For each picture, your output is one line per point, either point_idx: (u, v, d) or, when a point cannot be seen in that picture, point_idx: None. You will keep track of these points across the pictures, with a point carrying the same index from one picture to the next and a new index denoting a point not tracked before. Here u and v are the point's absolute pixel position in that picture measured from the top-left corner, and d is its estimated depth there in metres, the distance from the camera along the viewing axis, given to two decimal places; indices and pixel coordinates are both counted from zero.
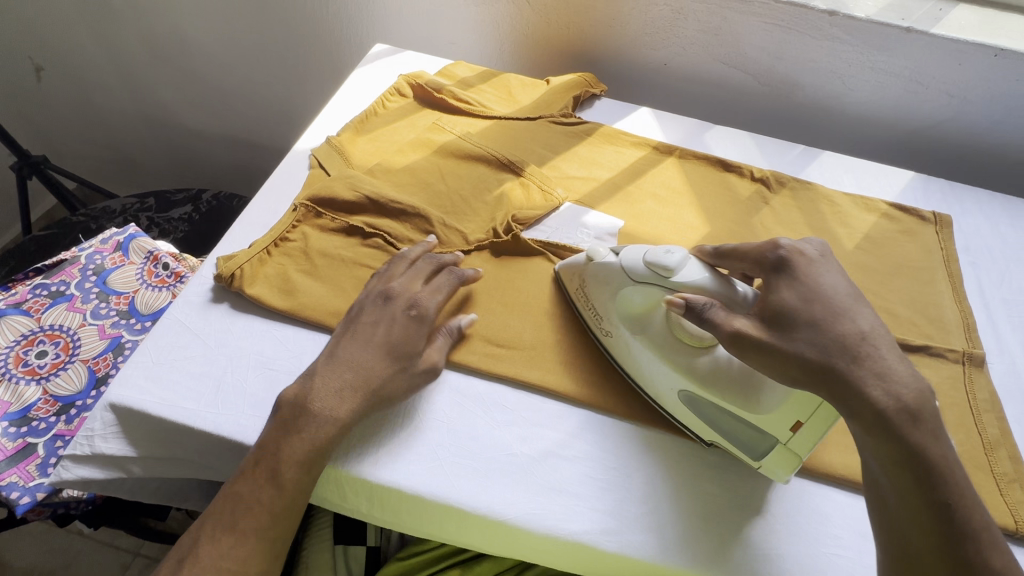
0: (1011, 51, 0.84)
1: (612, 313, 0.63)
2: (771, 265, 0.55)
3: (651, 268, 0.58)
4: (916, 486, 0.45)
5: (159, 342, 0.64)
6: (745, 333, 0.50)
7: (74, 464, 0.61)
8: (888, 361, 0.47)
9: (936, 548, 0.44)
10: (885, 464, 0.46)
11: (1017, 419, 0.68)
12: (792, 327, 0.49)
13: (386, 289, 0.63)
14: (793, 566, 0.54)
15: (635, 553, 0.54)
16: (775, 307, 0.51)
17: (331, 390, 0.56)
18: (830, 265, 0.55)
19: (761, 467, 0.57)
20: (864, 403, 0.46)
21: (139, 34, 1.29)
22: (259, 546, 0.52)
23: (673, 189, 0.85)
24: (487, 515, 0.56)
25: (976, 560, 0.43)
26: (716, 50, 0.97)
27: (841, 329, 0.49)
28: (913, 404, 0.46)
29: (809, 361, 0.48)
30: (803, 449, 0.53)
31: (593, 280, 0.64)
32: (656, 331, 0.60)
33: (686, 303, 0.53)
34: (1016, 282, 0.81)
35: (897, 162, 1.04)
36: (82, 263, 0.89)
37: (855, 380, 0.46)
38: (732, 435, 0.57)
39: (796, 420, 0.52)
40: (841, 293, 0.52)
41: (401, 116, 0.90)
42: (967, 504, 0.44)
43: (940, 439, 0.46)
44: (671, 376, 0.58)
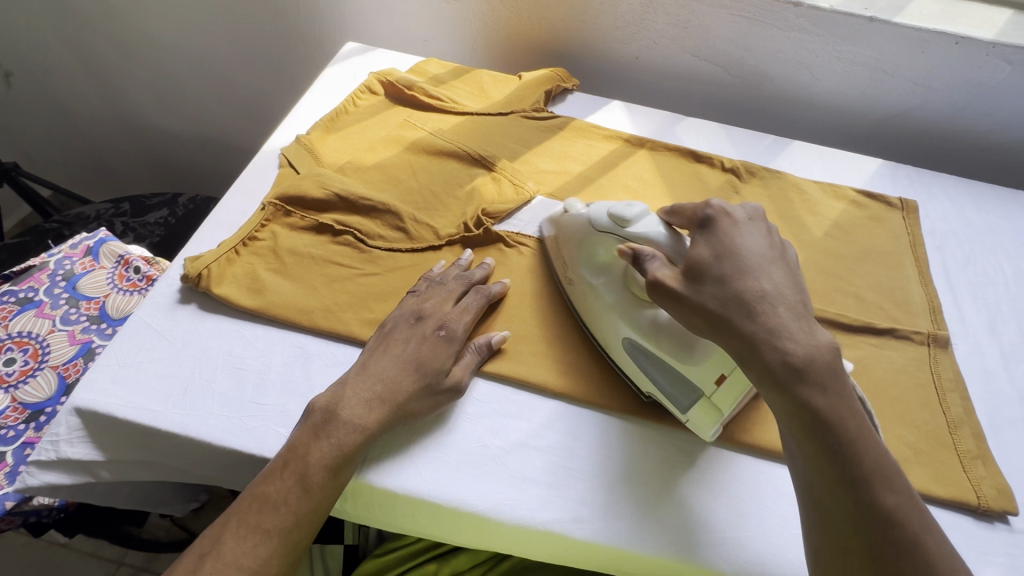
0: (971, 38, 0.86)
1: (577, 262, 0.66)
2: (699, 223, 0.59)
3: (612, 220, 0.62)
4: (807, 434, 0.47)
5: (126, 344, 0.64)
6: (662, 282, 0.54)
7: (39, 470, 0.60)
8: (783, 318, 0.50)
9: (833, 491, 0.46)
10: (782, 414, 0.49)
11: (980, 397, 0.69)
12: (701, 281, 0.53)
13: (419, 308, 0.64)
14: (761, 547, 0.55)
15: (606, 541, 0.55)
16: (693, 262, 0.54)
17: (360, 400, 0.57)
18: (755, 228, 0.57)
19: (688, 421, 0.58)
20: (755, 354, 0.49)
21: (108, 37, 1.27)
22: (279, 546, 0.52)
23: (645, 180, 0.86)
24: (458, 507, 0.56)
25: (869, 500, 0.45)
26: (686, 42, 0.98)
27: (744, 286, 0.51)
28: (802, 358, 0.48)
29: (708, 312, 0.51)
30: (727, 404, 0.56)
31: (564, 233, 0.69)
32: (614, 280, 0.63)
33: (633, 252, 0.58)
34: (980, 264, 0.83)
35: (868, 150, 1.06)
36: (51, 268, 0.88)
37: (746, 332, 0.49)
38: (662, 386, 0.59)
39: (721, 373, 0.56)
40: (755, 254, 0.54)
41: (373, 113, 0.90)
42: (863, 449, 0.46)
43: (831, 392, 0.47)
44: (616, 323, 0.61)
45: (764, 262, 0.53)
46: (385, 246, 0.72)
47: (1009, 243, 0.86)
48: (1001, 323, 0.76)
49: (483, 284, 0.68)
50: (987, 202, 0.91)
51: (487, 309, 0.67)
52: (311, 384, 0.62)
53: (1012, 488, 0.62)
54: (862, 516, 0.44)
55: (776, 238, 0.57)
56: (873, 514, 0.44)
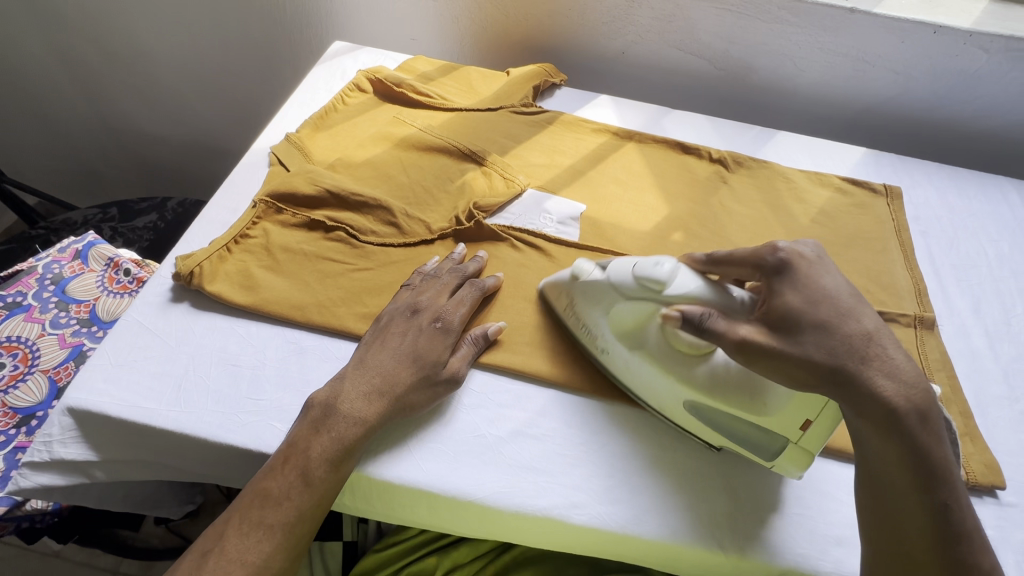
0: (949, 27, 0.88)
1: (606, 331, 0.60)
2: (772, 268, 0.53)
3: (641, 284, 0.56)
4: (918, 485, 0.45)
5: (118, 344, 0.63)
6: (752, 342, 0.49)
7: (32, 471, 0.60)
8: (895, 357, 0.47)
9: (930, 547, 0.44)
10: (887, 462, 0.47)
11: (967, 376, 0.71)
12: (799, 332, 0.48)
13: (414, 302, 0.64)
14: (757, 528, 0.55)
15: (605, 525, 0.55)
16: (782, 312, 0.50)
17: (359, 394, 0.57)
18: (830, 266, 0.53)
19: (775, 466, 0.57)
20: (877, 401, 0.46)
21: (92, 41, 1.26)
22: (283, 541, 0.52)
23: (633, 172, 0.87)
24: (457, 497, 0.56)
25: (966, 560, 0.43)
26: (672, 36, 0.99)
27: (850, 329, 0.48)
28: (920, 401, 0.46)
29: (819, 365, 0.47)
30: (815, 445, 0.53)
31: (582, 297, 0.62)
32: (653, 345, 0.57)
33: (682, 315, 0.51)
34: (963, 247, 0.85)
35: (851, 139, 1.07)
36: (39, 273, 0.88)
37: (866, 381, 0.46)
38: (742, 438, 0.57)
39: (806, 418, 0.52)
40: (844, 294, 0.51)
41: (362, 111, 0.90)
42: (963, 506, 0.45)
43: (942, 442, 0.46)
44: (675, 389, 0.56)
45: (859, 302, 0.50)
46: (377, 241, 0.72)
47: (990, 227, 0.87)
48: (984, 304, 0.78)
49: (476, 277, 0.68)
50: (968, 188, 0.93)
51: (480, 301, 0.67)
52: (306, 379, 0.62)
53: (999, 463, 0.63)
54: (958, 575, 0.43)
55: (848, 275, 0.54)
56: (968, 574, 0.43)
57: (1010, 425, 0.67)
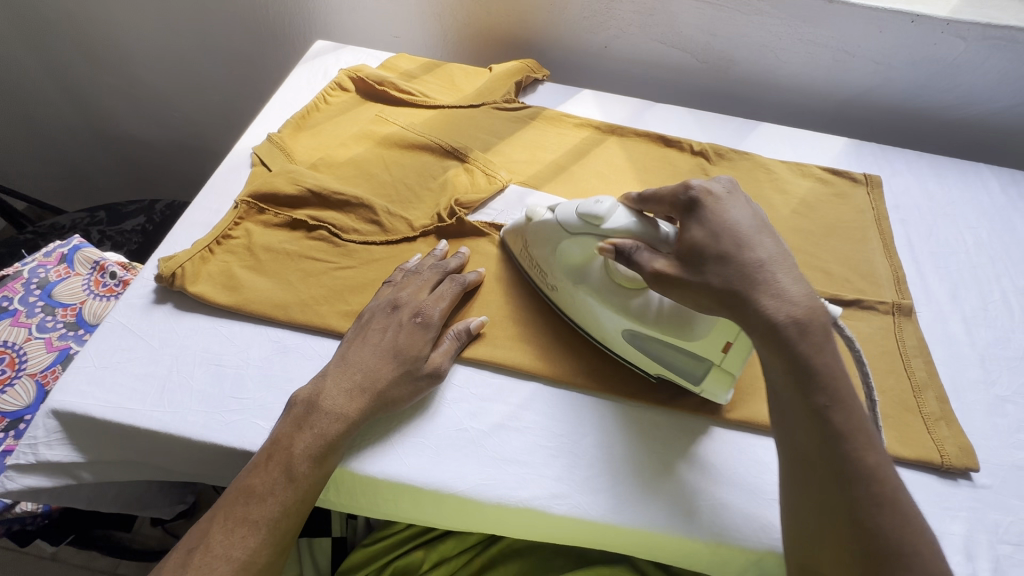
0: (926, 15, 0.89)
1: (554, 267, 0.64)
2: (684, 205, 0.56)
3: (583, 220, 0.60)
4: (799, 391, 0.48)
5: (102, 346, 0.64)
6: (664, 273, 0.53)
7: (19, 474, 0.60)
8: (783, 282, 0.50)
9: (821, 448, 0.47)
10: (777, 371, 0.50)
11: (944, 362, 0.72)
12: (702, 262, 0.52)
13: (394, 298, 0.64)
14: (737, 516, 0.56)
15: (584, 515, 0.56)
16: (689, 246, 0.53)
17: (340, 389, 0.58)
18: (738, 200, 0.56)
19: (703, 392, 0.61)
20: (758, 318, 0.49)
21: (75, 44, 1.26)
22: (268, 537, 0.52)
23: (615, 166, 0.88)
24: (440, 490, 0.57)
25: (850, 456, 0.46)
26: (654, 30, 1.00)
27: (743, 258, 0.51)
28: (803, 316, 0.49)
29: (716, 292, 0.51)
30: (736, 365, 0.58)
31: (534, 237, 0.66)
32: (595, 279, 0.62)
33: (615, 248, 0.55)
34: (942, 234, 0.86)
35: (834, 131, 1.08)
36: (25, 278, 0.88)
37: (751, 303, 0.49)
38: (674, 365, 0.61)
39: (726, 341, 0.57)
40: (745, 225, 0.54)
41: (344, 110, 0.91)
42: (849, 406, 0.47)
43: (827, 348, 0.48)
44: (615, 319, 0.61)
45: (756, 233, 0.53)
46: (359, 239, 0.73)
47: (970, 214, 0.88)
48: (962, 290, 0.79)
49: (458, 274, 0.68)
50: (949, 175, 0.94)
51: (461, 296, 0.68)
52: (289, 377, 0.63)
53: (974, 446, 0.64)
54: (844, 471, 0.46)
55: (755, 206, 0.57)
56: (852, 469, 0.46)
57: (985, 409, 0.68)
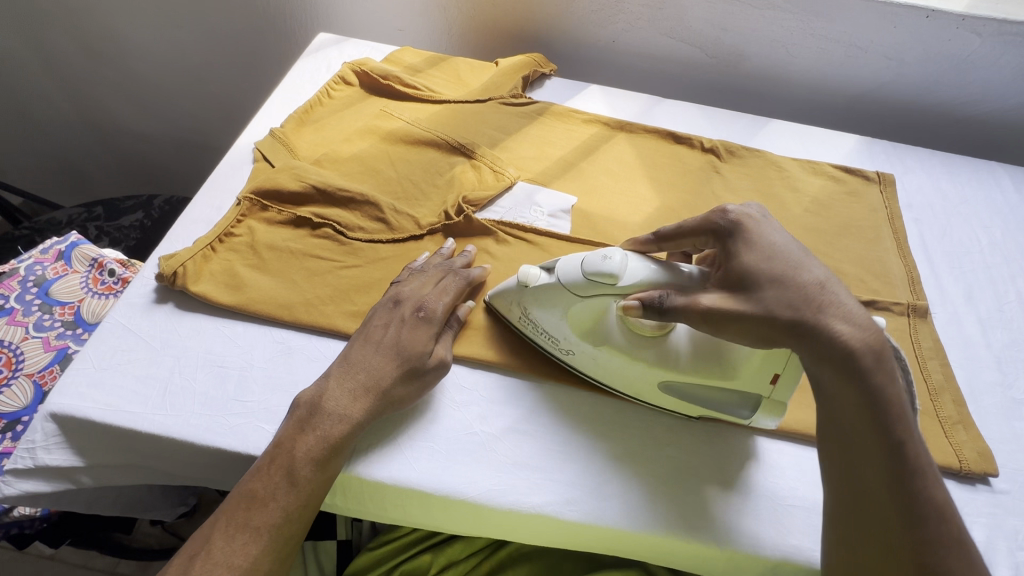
0: (941, 10, 0.87)
1: (568, 331, 0.59)
2: (722, 233, 0.55)
3: (594, 280, 0.55)
4: (871, 426, 0.46)
5: (101, 346, 0.62)
6: (717, 309, 0.49)
7: (16, 479, 0.59)
8: (847, 303, 0.48)
9: (889, 486, 0.45)
10: (847, 407, 0.47)
11: (959, 364, 0.71)
12: (757, 290, 0.49)
13: (395, 294, 0.63)
14: (752, 522, 0.55)
15: (596, 521, 0.55)
16: (738, 275, 0.50)
17: (344, 390, 0.56)
18: (776, 223, 0.55)
19: (753, 421, 0.59)
20: (833, 347, 0.46)
21: (70, 35, 1.23)
22: (270, 543, 0.51)
23: (625, 163, 0.86)
24: (450, 496, 0.56)
25: (922, 494, 0.44)
26: (663, 24, 0.98)
27: (803, 279, 0.49)
28: (872, 341, 0.47)
29: (781, 320, 0.47)
30: (786, 395, 0.55)
31: (535, 303, 0.60)
32: (617, 337, 0.58)
33: (642, 304, 0.52)
34: (956, 234, 0.85)
35: (844, 128, 1.06)
36: (21, 275, 0.86)
37: (823, 329, 0.46)
38: (718, 404, 0.58)
39: (773, 372, 0.53)
40: (792, 245, 0.52)
41: (348, 105, 0.89)
42: (916, 442, 0.46)
43: (896, 382, 0.46)
44: (646, 373, 0.58)
45: (807, 252, 0.51)
46: (365, 237, 0.71)
47: (983, 213, 0.87)
48: (977, 291, 0.78)
49: (461, 267, 0.67)
50: (961, 174, 0.92)
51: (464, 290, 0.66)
52: (294, 379, 0.61)
53: (992, 450, 0.63)
54: (914, 511, 0.44)
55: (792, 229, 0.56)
56: (922, 509, 0.44)
57: (1002, 412, 0.67)
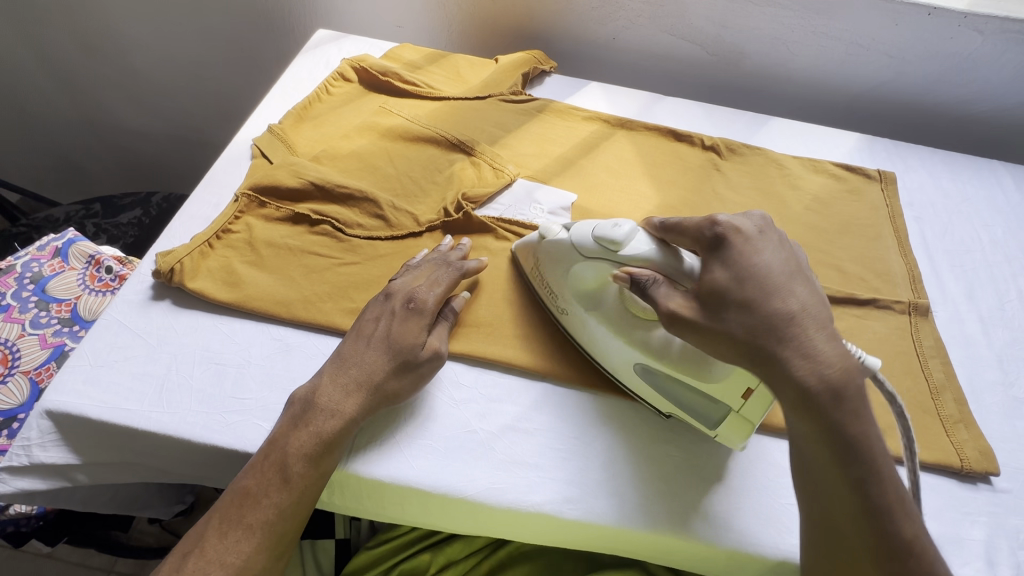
0: (943, 8, 0.87)
1: (567, 291, 0.62)
2: (709, 243, 0.53)
3: (600, 243, 0.57)
4: (834, 461, 0.46)
5: (97, 343, 0.62)
6: (679, 315, 0.50)
7: (11, 476, 0.58)
8: (815, 339, 0.47)
9: (854, 520, 0.45)
10: (809, 441, 0.47)
11: (960, 363, 0.70)
12: (723, 308, 0.49)
13: (389, 287, 0.62)
14: (752, 521, 0.55)
15: (596, 519, 0.54)
16: (709, 289, 0.50)
17: (337, 386, 0.56)
18: (767, 241, 0.53)
19: (719, 436, 0.57)
20: (789, 381, 0.46)
21: (68, 32, 1.23)
22: (264, 541, 0.51)
23: (625, 161, 0.85)
24: (448, 494, 0.55)
25: (889, 531, 0.44)
26: (664, 21, 0.98)
27: (772, 308, 0.48)
28: (836, 379, 0.46)
29: (738, 342, 0.48)
30: (756, 415, 0.54)
31: (547, 258, 0.63)
32: (608, 307, 0.59)
33: (630, 277, 0.54)
34: (957, 233, 0.84)
35: (845, 126, 1.06)
36: (17, 272, 0.86)
37: (778, 360, 0.47)
38: (687, 405, 0.57)
39: (748, 387, 0.53)
40: (775, 269, 0.50)
41: (347, 101, 0.88)
42: (885, 478, 0.45)
43: (862, 417, 0.46)
44: (624, 351, 0.58)
45: (788, 278, 0.50)
46: (364, 234, 0.71)
47: (985, 211, 0.87)
48: (978, 289, 0.78)
49: (456, 259, 0.66)
50: (963, 172, 0.92)
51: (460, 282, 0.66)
52: (292, 377, 0.61)
53: (994, 450, 0.63)
54: (881, 547, 0.44)
55: (789, 247, 0.53)
56: (890, 545, 0.44)
57: (1003, 411, 0.66)
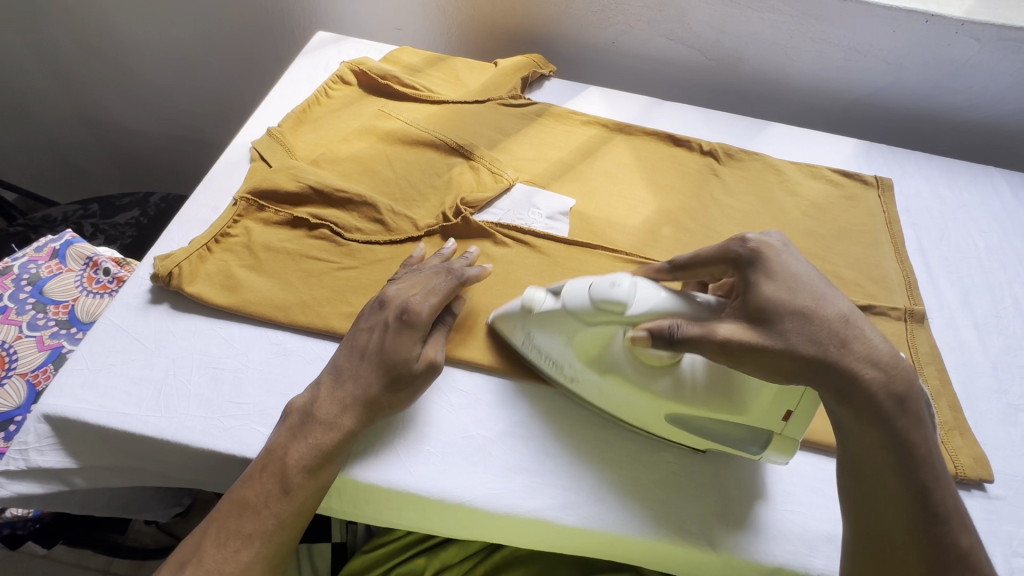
0: (941, 15, 0.87)
1: (573, 357, 0.57)
2: (743, 260, 0.54)
3: (602, 307, 0.53)
4: (897, 468, 0.47)
5: (95, 347, 0.62)
6: (735, 341, 0.48)
7: (8, 480, 0.58)
8: (871, 338, 0.48)
9: (911, 526, 0.46)
10: (869, 449, 0.48)
11: (955, 368, 0.71)
12: (779, 322, 0.48)
13: (382, 296, 0.61)
14: (747, 526, 0.55)
15: (591, 525, 0.55)
16: (759, 306, 0.49)
17: (334, 399, 0.55)
18: (796, 253, 0.54)
19: (763, 456, 0.57)
20: (858, 389, 0.47)
21: (66, 32, 1.22)
22: (263, 550, 0.51)
23: (624, 166, 0.86)
24: (447, 500, 0.55)
25: (946, 539, 0.45)
26: (663, 26, 0.98)
27: (828, 313, 0.49)
28: (900, 385, 0.47)
29: (805, 355, 0.47)
30: (798, 433, 0.53)
31: (541, 326, 0.58)
32: (624, 367, 0.55)
33: (650, 333, 0.50)
34: (953, 239, 0.85)
35: (842, 131, 1.06)
36: (15, 273, 0.86)
37: (846, 367, 0.47)
38: (724, 438, 0.56)
39: (787, 409, 0.52)
40: (815, 278, 0.52)
41: (346, 104, 0.88)
42: (942, 486, 0.46)
43: (922, 424, 0.48)
44: (652, 405, 0.55)
45: (829, 286, 0.51)
46: (362, 238, 0.71)
47: (980, 218, 0.87)
48: (973, 296, 0.78)
49: (457, 267, 0.64)
50: (959, 179, 0.92)
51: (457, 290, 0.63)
52: (290, 382, 0.61)
53: (988, 456, 0.63)
54: (937, 555, 0.45)
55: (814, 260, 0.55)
56: (949, 557, 0.45)
57: (997, 418, 0.67)
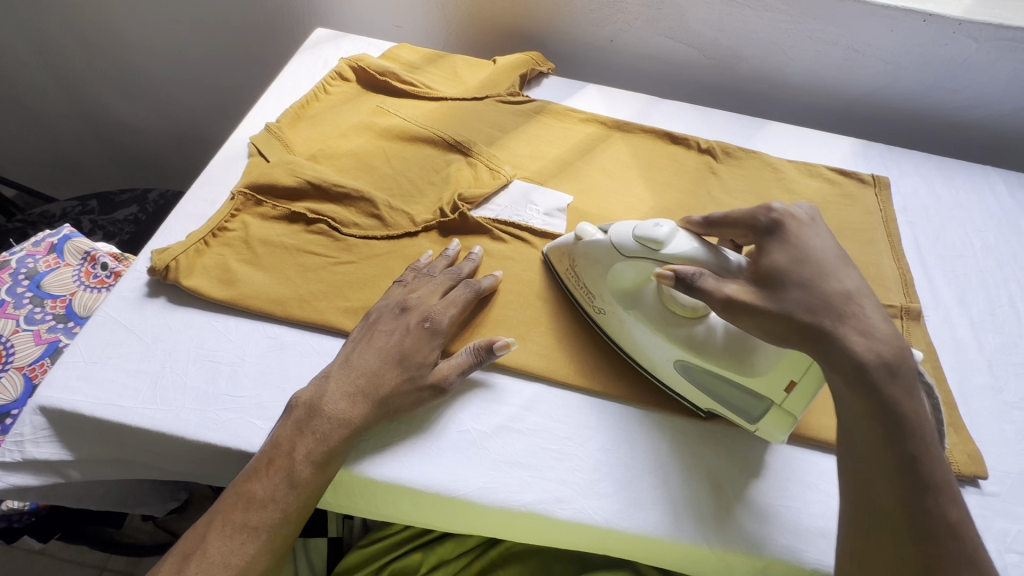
0: (938, 15, 0.87)
1: (604, 290, 0.63)
2: (763, 228, 0.57)
3: (640, 243, 0.58)
4: (885, 436, 0.46)
5: (92, 339, 0.62)
6: (736, 299, 0.51)
7: (3, 472, 0.58)
8: (870, 317, 0.49)
9: (899, 498, 0.45)
10: (856, 418, 0.47)
11: (951, 366, 0.71)
12: (782, 289, 0.50)
13: (404, 300, 0.62)
14: (740, 521, 0.55)
15: (586, 519, 0.55)
16: (767, 270, 0.52)
17: (342, 393, 0.56)
18: (819, 228, 0.56)
19: (759, 430, 0.58)
20: (846, 355, 0.47)
21: (66, 28, 1.22)
22: (267, 542, 0.51)
23: (621, 163, 0.86)
24: (441, 493, 0.55)
25: (933, 510, 0.43)
26: (663, 24, 0.98)
27: (829, 287, 0.50)
28: (894, 358, 0.47)
29: (797, 321, 0.49)
30: (799, 408, 0.54)
31: (583, 259, 0.64)
32: (648, 305, 0.60)
33: (675, 274, 0.53)
34: (949, 238, 0.85)
35: (840, 130, 1.07)
36: (13, 267, 0.86)
37: (838, 336, 0.47)
38: (729, 402, 0.58)
39: (789, 380, 0.53)
40: (830, 254, 0.53)
41: (345, 100, 0.89)
42: (933, 459, 0.45)
43: (914, 396, 0.46)
44: (665, 348, 0.58)
45: (842, 262, 0.52)
46: (359, 233, 0.71)
47: (977, 217, 0.88)
48: (969, 294, 0.78)
49: (473, 279, 0.65)
50: (956, 178, 0.93)
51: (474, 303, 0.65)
52: (286, 375, 0.61)
53: (982, 453, 0.63)
54: (923, 526, 0.43)
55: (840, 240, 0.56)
56: (935, 527, 0.43)
57: (991, 415, 0.67)
